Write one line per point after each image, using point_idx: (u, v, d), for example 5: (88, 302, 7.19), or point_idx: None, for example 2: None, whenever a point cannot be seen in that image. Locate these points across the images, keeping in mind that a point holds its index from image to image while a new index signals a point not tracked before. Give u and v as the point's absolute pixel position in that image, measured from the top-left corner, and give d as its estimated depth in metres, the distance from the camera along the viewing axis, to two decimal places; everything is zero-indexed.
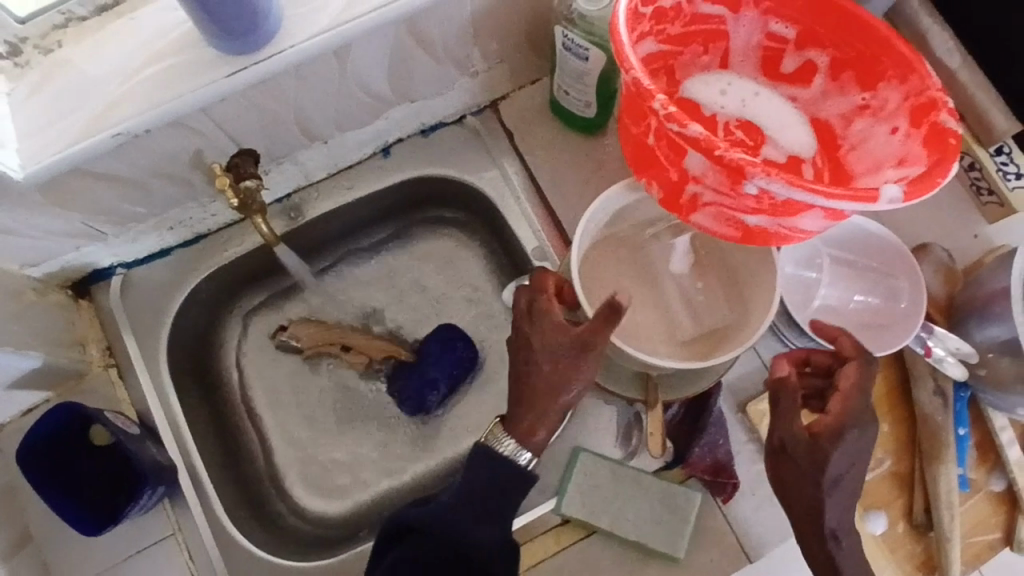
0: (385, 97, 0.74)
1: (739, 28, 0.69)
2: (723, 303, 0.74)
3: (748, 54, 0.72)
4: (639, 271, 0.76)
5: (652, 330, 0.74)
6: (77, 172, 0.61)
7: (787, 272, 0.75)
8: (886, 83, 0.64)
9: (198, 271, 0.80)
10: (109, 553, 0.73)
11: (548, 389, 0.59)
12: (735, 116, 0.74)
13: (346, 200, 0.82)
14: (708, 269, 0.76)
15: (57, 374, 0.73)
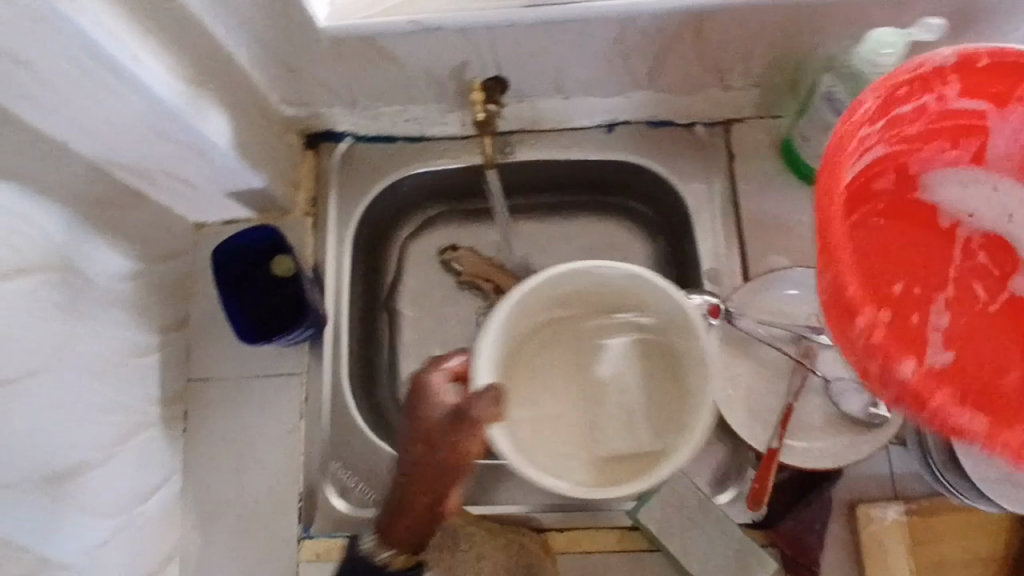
0: (638, 79, 0.77)
1: (1005, 126, 0.63)
2: (657, 421, 0.75)
3: (1005, 158, 0.67)
4: (552, 347, 0.78)
5: (610, 445, 0.75)
6: (365, 41, 0.69)
7: None
8: None
9: (409, 166, 0.87)
10: (243, 365, 0.82)
11: (427, 481, 0.66)
12: (978, 229, 0.73)
13: (556, 158, 0.86)
14: (649, 377, 0.77)
15: (267, 202, 0.83)
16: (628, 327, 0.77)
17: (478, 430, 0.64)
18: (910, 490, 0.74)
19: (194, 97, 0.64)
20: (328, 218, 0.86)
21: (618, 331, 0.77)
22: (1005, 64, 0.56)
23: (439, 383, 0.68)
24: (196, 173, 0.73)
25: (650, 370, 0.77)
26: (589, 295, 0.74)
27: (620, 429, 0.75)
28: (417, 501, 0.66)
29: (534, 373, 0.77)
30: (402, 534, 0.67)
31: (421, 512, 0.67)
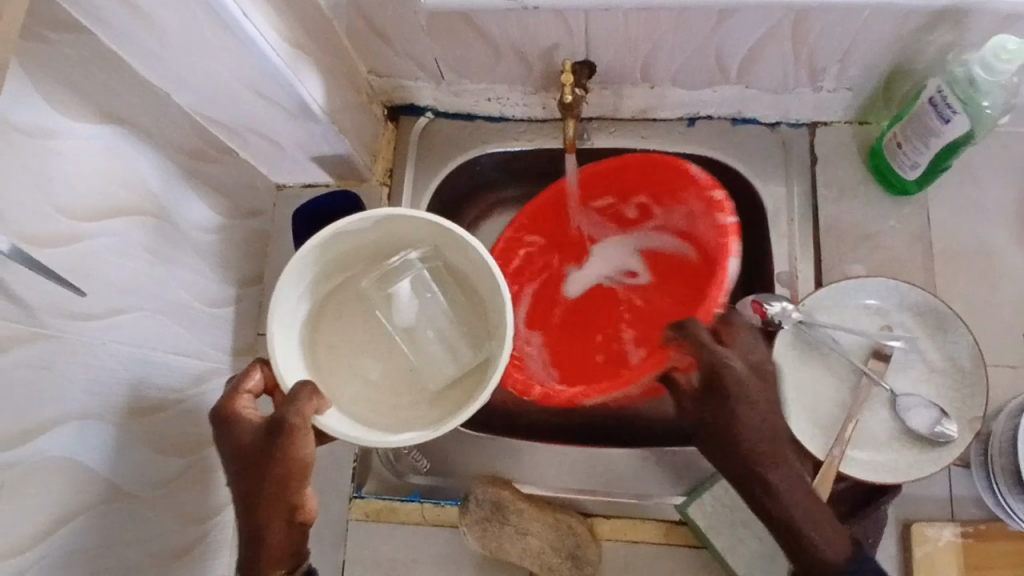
0: (727, 73, 0.76)
1: (586, 219, 0.86)
2: (455, 336, 0.68)
3: (603, 224, 0.87)
4: (339, 308, 0.68)
5: (418, 390, 0.67)
6: (462, 16, 0.70)
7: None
8: (687, 200, 0.76)
9: (486, 145, 0.88)
10: None
11: (277, 498, 0.55)
12: (609, 275, 0.89)
13: (635, 147, 0.86)
14: (398, 274, 0.67)
15: (346, 169, 0.85)
16: (409, 266, 0.67)
17: (302, 436, 0.55)
18: (968, 516, 0.72)
19: (292, 58, 0.65)
20: (403, 190, 0.88)
21: (399, 275, 0.67)
22: (537, 205, 0.82)
23: (244, 409, 0.57)
24: (284, 134, 0.76)
25: (444, 293, 0.69)
26: (364, 252, 0.68)
27: (430, 346, 0.67)
28: (275, 521, 0.56)
29: (355, 357, 0.67)
30: (278, 548, 0.57)
31: (293, 525, 0.57)
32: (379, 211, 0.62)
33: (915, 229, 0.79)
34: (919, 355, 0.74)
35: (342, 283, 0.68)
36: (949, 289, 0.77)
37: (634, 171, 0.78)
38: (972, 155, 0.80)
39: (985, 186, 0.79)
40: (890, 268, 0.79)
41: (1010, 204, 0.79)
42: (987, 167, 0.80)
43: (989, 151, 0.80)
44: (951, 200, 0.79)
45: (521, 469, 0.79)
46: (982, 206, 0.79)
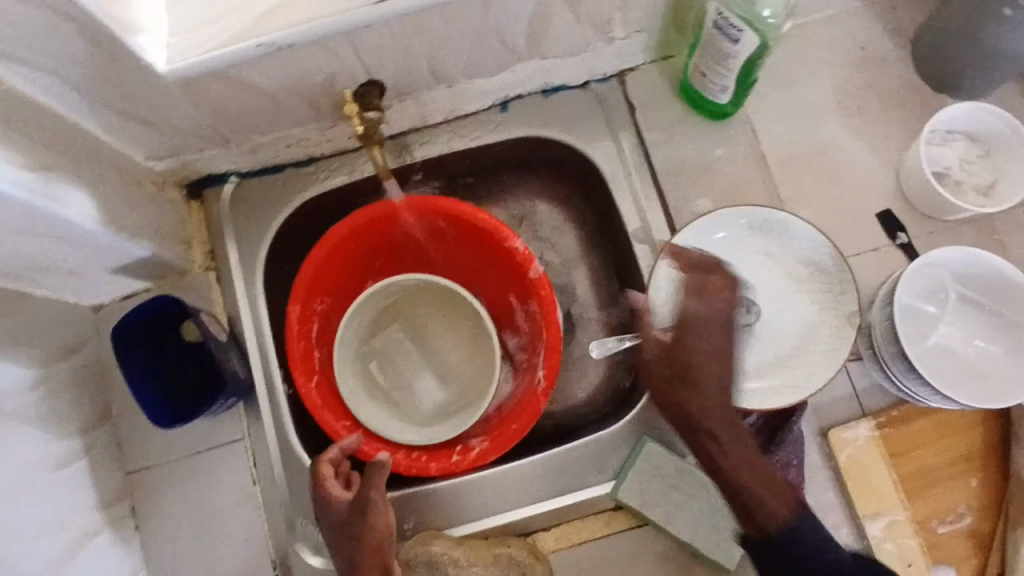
0: (519, 50, 0.72)
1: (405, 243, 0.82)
2: (471, 355, 0.84)
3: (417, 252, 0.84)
4: (388, 322, 0.85)
5: (426, 411, 0.82)
6: (217, 76, 0.63)
7: (902, 302, 0.68)
8: (490, 247, 0.78)
9: (305, 192, 0.81)
10: (178, 445, 0.77)
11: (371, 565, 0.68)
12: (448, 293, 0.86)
13: (458, 147, 0.81)
14: (436, 305, 0.85)
15: (159, 267, 0.76)
16: (445, 298, 0.85)
17: (379, 509, 0.68)
18: (879, 407, 0.73)
19: (44, 181, 0.57)
20: (231, 268, 0.80)
21: (438, 302, 0.85)
22: (354, 232, 0.77)
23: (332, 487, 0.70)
24: (70, 259, 0.67)
25: (466, 325, 0.84)
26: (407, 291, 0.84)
27: (458, 362, 0.84)
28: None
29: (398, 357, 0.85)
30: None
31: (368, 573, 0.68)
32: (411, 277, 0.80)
33: (745, 147, 0.78)
34: (785, 267, 0.74)
35: (395, 305, 0.85)
36: (797, 195, 0.77)
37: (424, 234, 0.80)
38: (778, 58, 0.80)
39: (799, 84, 0.79)
40: (738, 191, 0.78)
41: (827, 95, 0.79)
42: (795, 65, 0.80)
43: (792, 49, 0.80)
44: (772, 108, 0.79)
45: (451, 514, 0.75)
46: (802, 105, 0.79)
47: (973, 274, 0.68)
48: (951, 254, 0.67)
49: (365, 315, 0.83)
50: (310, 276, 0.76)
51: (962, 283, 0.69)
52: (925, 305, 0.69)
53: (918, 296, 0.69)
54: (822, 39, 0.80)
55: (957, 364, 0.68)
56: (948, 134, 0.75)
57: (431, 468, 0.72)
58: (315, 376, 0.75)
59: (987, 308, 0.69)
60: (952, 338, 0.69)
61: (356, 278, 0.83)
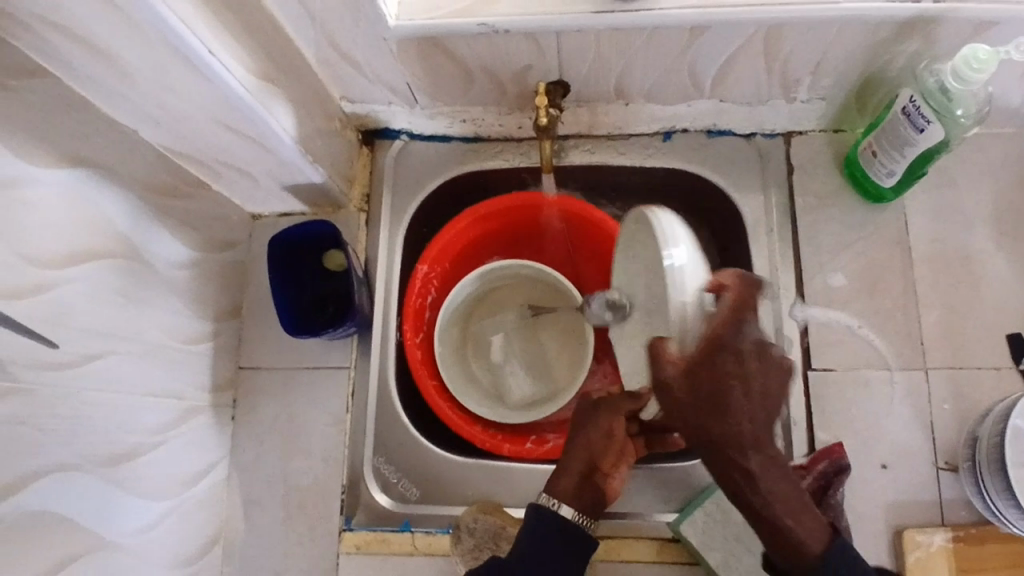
0: (701, 87, 0.76)
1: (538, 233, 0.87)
2: (560, 354, 0.84)
3: (544, 247, 0.89)
4: (487, 300, 0.88)
5: (507, 391, 0.83)
6: (434, 41, 0.69)
7: (1012, 423, 0.66)
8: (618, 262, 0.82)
9: (463, 166, 0.87)
10: (289, 357, 0.83)
11: (583, 453, 0.70)
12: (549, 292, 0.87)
13: (613, 162, 0.86)
14: (538, 297, 0.87)
15: (321, 196, 0.83)
16: (546, 291, 0.87)
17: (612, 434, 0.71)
18: (961, 522, 0.72)
19: (264, 89, 0.64)
20: (380, 215, 0.86)
21: (540, 294, 0.87)
22: (496, 213, 0.83)
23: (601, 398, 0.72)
24: (258, 166, 0.74)
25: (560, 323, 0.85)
26: (517, 277, 0.87)
27: (545, 357, 0.85)
28: (574, 466, 0.69)
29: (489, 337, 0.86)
30: (568, 489, 0.67)
31: (577, 468, 0.69)
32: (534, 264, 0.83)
33: (892, 234, 0.79)
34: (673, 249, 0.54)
35: (499, 287, 0.87)
36: (933, 293, 0.77)
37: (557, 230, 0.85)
38: (946, 159, 0.81)
39: (961, 189, 0.80)
40: (873, 274, 0.78)
41: (987, 206, 0.79)
42: (962, 170, 0.80)
43: (964, 153, 0.80)
44: (928, 205, 0.80)
45: (516, 496, 0.78)
46: (959, 211, 0.79)
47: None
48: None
49: (471, 288, 0.85)
50: (444, 245, 0.82)
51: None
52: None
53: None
54: (996, 152, 0.80)
55: None
56: None
57: (507, 450, 0.77)
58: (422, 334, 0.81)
59: None
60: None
61: (481, 255, 0.89)
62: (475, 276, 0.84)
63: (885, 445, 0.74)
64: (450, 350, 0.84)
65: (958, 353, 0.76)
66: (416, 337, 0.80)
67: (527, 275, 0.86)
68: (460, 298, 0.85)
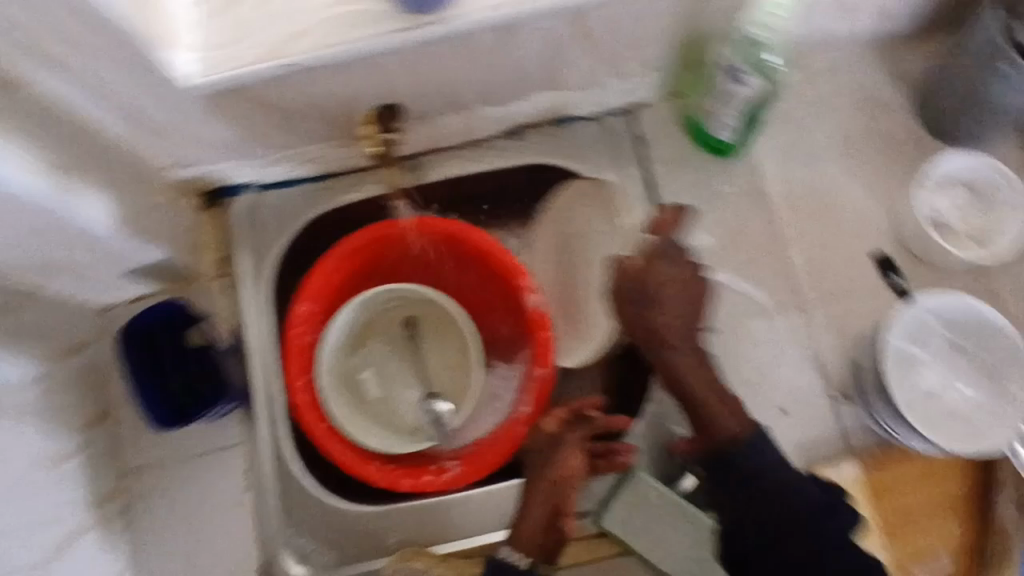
0: (533, 82, 0.74)
1: (410, 258, 0.82)
2: (453, 373, 0.82)
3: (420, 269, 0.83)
4: (369, 325, 0.83)
5: (399, 421, 0.80)
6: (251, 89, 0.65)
7: (892, 344, 0.68)
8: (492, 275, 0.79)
9: (317, 208, 0.82)
10: (174, 447, 0.78)
11: (547, 496, 0.70)
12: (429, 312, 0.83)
13: (469, 169, 0.83)
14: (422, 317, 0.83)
15: (171, 272, 0.78)
16: (428, 310, 0.83)
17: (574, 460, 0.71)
18: (868, 448, 0.74)
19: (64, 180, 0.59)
20: (241, 277, 0.80)
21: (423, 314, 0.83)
22: (361, 245, 0.78)
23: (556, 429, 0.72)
24: (87, 259, 0.68)
25: (445, 341, 0.83)
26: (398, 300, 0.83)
27: (434, 375, 0.82)
28: (537, 511, 0.70)
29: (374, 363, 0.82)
30: (532, 537, 0.69)
31: (542, 510, 0.70)
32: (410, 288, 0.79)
33: (750, 186, 0.80)
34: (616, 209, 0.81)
35: (381, 311, 0.83)
36: (798, 235, 0.79)
37: (428, 251, 0.80)
38: (787, 102, 0.82)
39: (806, 128, 0.81)
40: (739, 229, 0.79)
41: (832, 139, 0.81)
42: (802, 109, 0.81)
43: (800, 91, 0.81)
44: (778, 150, 0.81)
45: (440, 530, 0.76)
46: (807, 150, 0.81)
47: (970, 321, 0.69)
48: (947, 302, 0.69)
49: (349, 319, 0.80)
50: (321, 278, 0.77)
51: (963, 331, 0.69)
52: (923, 348, 0.69)
53: (917, 341, 0.69)
54: (831, 85, 0.82)
55: (951, 418, 0.67)
56: (948, 183, 0.76)
57: (409, 483, 0.74)
58: (307, 375, 0.77)
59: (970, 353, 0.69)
60: (955, 379, 0.69)
61: (358, 284, 0.83)
62: (351, 307, 0.79)
63: (784, 392, 0.75)
64: (338, 383, 0.80)
65: (834, 288, 0.77)
66: (303, 377, 0.76)
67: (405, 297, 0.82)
68: (348, 323, 0.80)
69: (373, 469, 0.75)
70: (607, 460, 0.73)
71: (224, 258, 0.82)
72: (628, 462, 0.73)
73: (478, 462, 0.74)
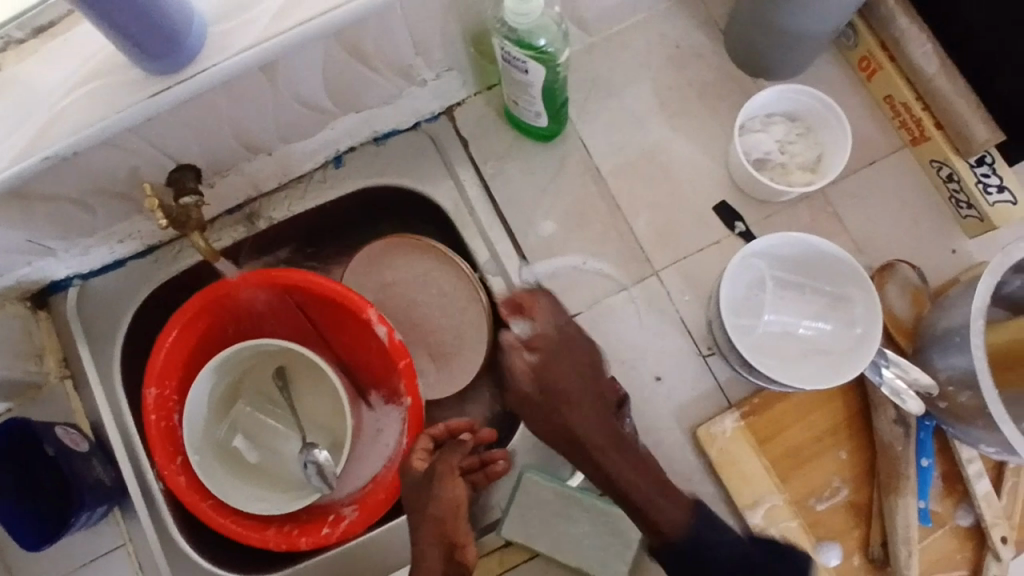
0: (328, 109, 0.71)
1: (256, 312, 0.79)
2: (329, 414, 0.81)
3: (272, 321, 0.81)
4: (234, 390, 0.81)
5: (286, 477, 0.79)
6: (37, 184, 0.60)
7: (724, 297, 0.69)
8: (340, 311, 0.77)
9: (152, 282, 0.80)
10: (59, 561, 0.75)
11: (436, 532, 0.69)
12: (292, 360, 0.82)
13: (301, 207, 0.81)
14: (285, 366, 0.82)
15: (10, 386, 0.75)
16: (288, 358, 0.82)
17: (454, 484, 0.70)
18: (741, 398, 0.73)
19: None
20: (86, 373, 0.78)
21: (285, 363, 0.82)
22: (198, 314, 0.75)
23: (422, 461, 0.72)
24: None
25: (314, 384, 0.82)
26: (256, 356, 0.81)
27: (313, 421, 0.81)
28: (433, 552, 0.68)
29: (249, 426, 0.80)
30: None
31: (437, 545, 0.68)
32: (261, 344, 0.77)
33: (580, 162, 0.79)
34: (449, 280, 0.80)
35: (241, 373, 0.81)
36: (636, 201, 0.78)
37: (271, 302, 0.78)
38: (598, 69, 0.80)
39: (623, 91, 0.80)
40: (578, 209, 0.78)
41: (651, 97, 0.80)
42: (615, 73, 0.80)
43: (609, 56, 0.80)
44: (600, 119, 0.79)
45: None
46: (628, 113, 0.80)
47: (790, 254, 0.70)
48: (771, 240, 0.68)
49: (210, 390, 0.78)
50: (164, 357, 0.74)
51: (785, 264, 0.71)
52: (751, 296, 0.71)
53: (743, 291, 0.71)
54: (639, 42, 0.81)
55: (797, 355, 0.69)
56: (766, 117, 0.77)
57: (307, 541, 0.73)
58: (180, 456, 0.75)
59: (804, 286, 0.71)
60: (790, 314, 0.71)
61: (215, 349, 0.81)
62: (206, 379, 0.77)
63: (652, 359, 0.75)
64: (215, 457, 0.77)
65: (680, 246, 0.77)
66: (174, 460, 0.74)
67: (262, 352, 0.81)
68: (208, 395, 0.77)
69: (268, 534, 0.73)
70: (481, 472, 0.73)
71: (64, 358, 0.79)
72: (503, 469, 0.73)
73: (370, 501, 0.74)
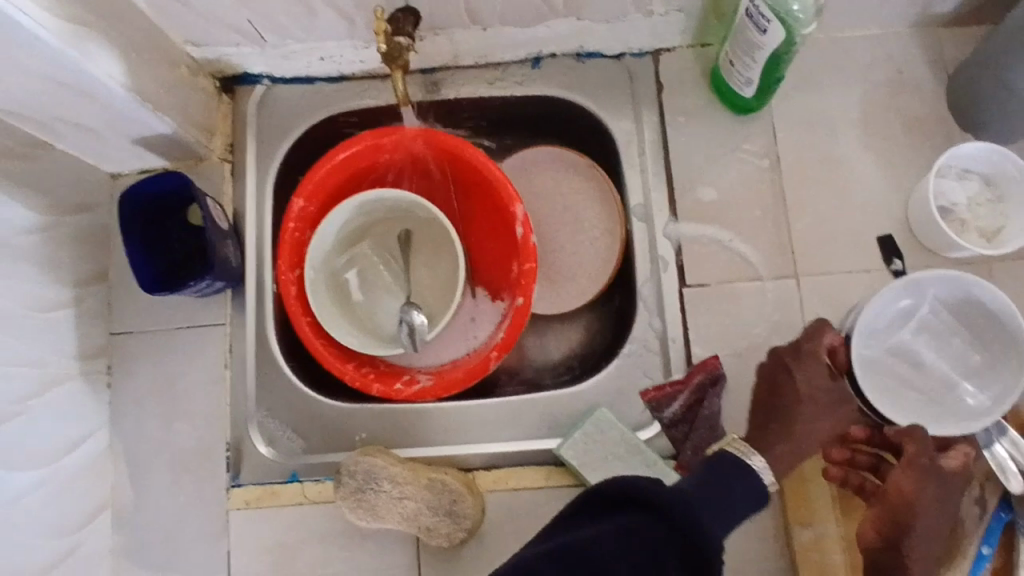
0: (555, 4, 0.73)
1: (412, 169, 0.83)
2: (439, 288, 0.83)
3: (419, 185, 0.84)
4: (365, 233, 0.84)
5: (380, 327, 0.82)
6: None
7: (876, 306, 0.71)
8: (487, 196, 0.80)
9: (330, 108, 0.84)
10: (164, 316, 0.81)
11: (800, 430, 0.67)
12: (423, 228, 0.85)
13: (484, 92, 0.83)
14: (418, 230, 0.85)
15: (180, 147, 0.80)
16: (423, 223, 0.84)
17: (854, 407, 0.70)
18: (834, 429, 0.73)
19: (80, 32, 0.59)
20: (245, 165, 0.83)
21: (418, 227, 0.84)
22: (365, 148, 0.79)
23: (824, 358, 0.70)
24: (96, 118, 0.70)
25: (435, 256, 0.84)
26: (396, 211, 0.84)
27: (422, 288, 0.84)
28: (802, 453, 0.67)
29: (365, 269, 0.84)
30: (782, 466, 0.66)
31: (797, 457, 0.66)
32: (406, 196, 0.80)
33: (762, 146, 0.79)
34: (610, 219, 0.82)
35: (378, 220, 0.84)
36: (801, 203, 0.77)
37: (429, 164, 0.81)
38: (813, 66, 0.80)
39: (828, 96, 0.79)
40: (743, 189, 0.78)
41: (854, 111, 0.79)
42: (828, 77, 0.79)
43: (828, 58, 0.80)
44: (797, 114, 0.79)
45: (403, 436, 0.78)
46: (827, 118, 0.79)
47: (959, 299, 0.70)
48: (943, 277, 0.69)
49: (345, 222, 0.82)
50: (320, 178, 0.78)
51: (947, 308, 0.72)
52: (898, 320, 0.73)
53: (890, 316, 0.73)
54: (863, 55, 0.80)
55: (917, 387, 0.72)
56: (964, 171, 0.75)
57: (378, 389, 0.76)
58: (299, 270, 0.79)
59: (959, 332, 0.72)
60: (931, 352, 0.72)
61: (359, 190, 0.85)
62: (347, 210, 0.80)
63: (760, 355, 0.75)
64: (328, 283, 0.81)
65: (828, 261, 0.76)
66: (294, 270, 0.78)
67: (404, 210, 0.84)
68: (342, 224, 0.81)
69: (347, 369, 0.77)
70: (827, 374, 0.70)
71: (230, 144, 0.84)
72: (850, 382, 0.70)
73: (449, 376, 0.76)
